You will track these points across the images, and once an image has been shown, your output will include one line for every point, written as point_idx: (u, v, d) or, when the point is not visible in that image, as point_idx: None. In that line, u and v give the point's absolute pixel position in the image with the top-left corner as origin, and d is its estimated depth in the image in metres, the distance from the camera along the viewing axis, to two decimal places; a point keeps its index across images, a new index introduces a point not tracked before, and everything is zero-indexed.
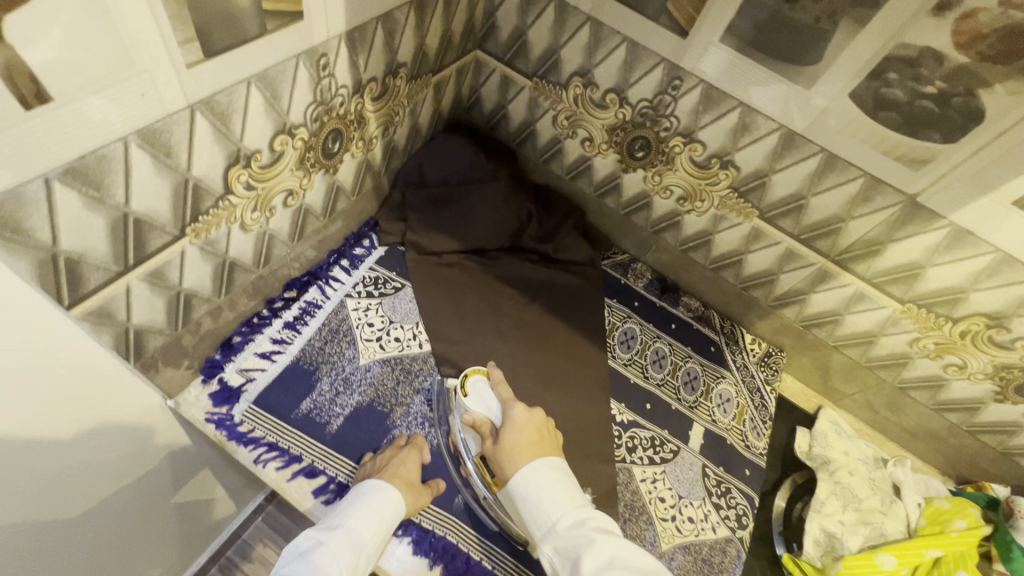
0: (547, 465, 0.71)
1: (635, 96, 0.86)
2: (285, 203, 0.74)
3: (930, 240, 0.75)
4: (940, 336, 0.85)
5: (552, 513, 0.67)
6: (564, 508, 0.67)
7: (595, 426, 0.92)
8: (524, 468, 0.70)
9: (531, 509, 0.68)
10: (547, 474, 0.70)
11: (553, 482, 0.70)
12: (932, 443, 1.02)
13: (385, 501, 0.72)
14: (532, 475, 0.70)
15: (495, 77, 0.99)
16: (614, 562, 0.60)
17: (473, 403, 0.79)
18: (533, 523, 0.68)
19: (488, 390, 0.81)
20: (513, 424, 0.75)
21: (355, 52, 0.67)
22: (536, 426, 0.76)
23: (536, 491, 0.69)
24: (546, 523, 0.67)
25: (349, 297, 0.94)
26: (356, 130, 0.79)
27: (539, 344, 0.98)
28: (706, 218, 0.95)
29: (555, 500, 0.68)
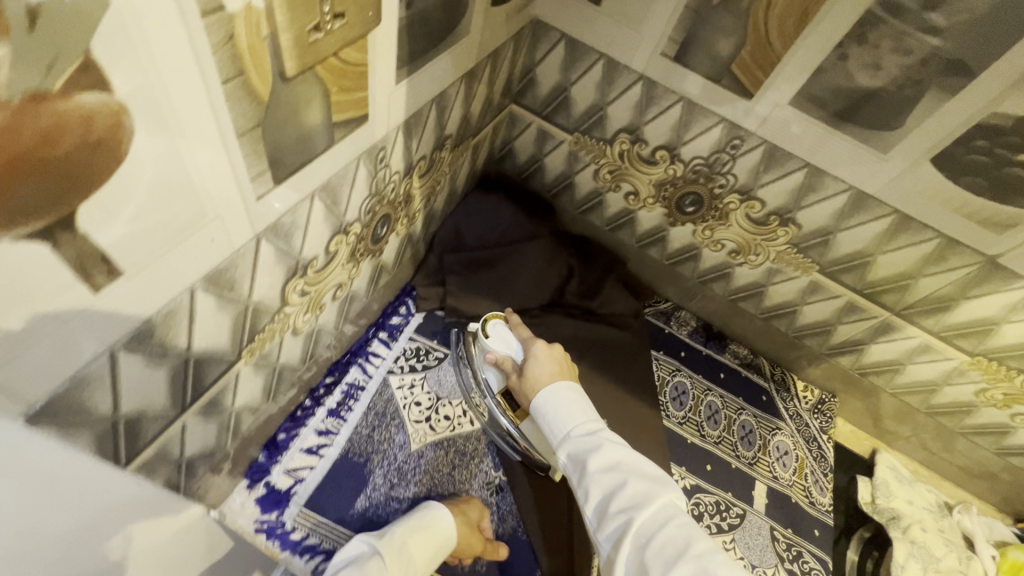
0: (568, 386, 0.64)
1: (688, 153, 0.82)
2: (333, 296, 0.68)
3: (1007, 298, 0.73)
4: (1011, 387, 0.83)
5: (567, 419, 0.60)
6: (580, 415, 0.61)
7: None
8: (542, 390, 0.65)
9: (548, 417, 0.62)
10: (567, 393, 0.63)
11: (574, 395, 0.63)
12: (993, 484, 1.00)
13: (433, 519, 0.72)
14: (553, 393, 0.63)
15: (531, 130, 0.94)
16: (622, 465, 0.54)
17: (494, 343, 0.75)
18: (547, 431, 0.62)
19: (509, 331, 0.77)
20: (537, 355, 0.70)
21: (410, 137, 0.62)
22: (556, 359, 0.69)
23: (555, 401, 0.62)
24: (560, 428, 0.61)
25: (392, 375, 0.88)
26: (403, 210, 0.73)
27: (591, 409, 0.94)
28: (759, 270, 0.91)
29: (572, 406, 0.61)
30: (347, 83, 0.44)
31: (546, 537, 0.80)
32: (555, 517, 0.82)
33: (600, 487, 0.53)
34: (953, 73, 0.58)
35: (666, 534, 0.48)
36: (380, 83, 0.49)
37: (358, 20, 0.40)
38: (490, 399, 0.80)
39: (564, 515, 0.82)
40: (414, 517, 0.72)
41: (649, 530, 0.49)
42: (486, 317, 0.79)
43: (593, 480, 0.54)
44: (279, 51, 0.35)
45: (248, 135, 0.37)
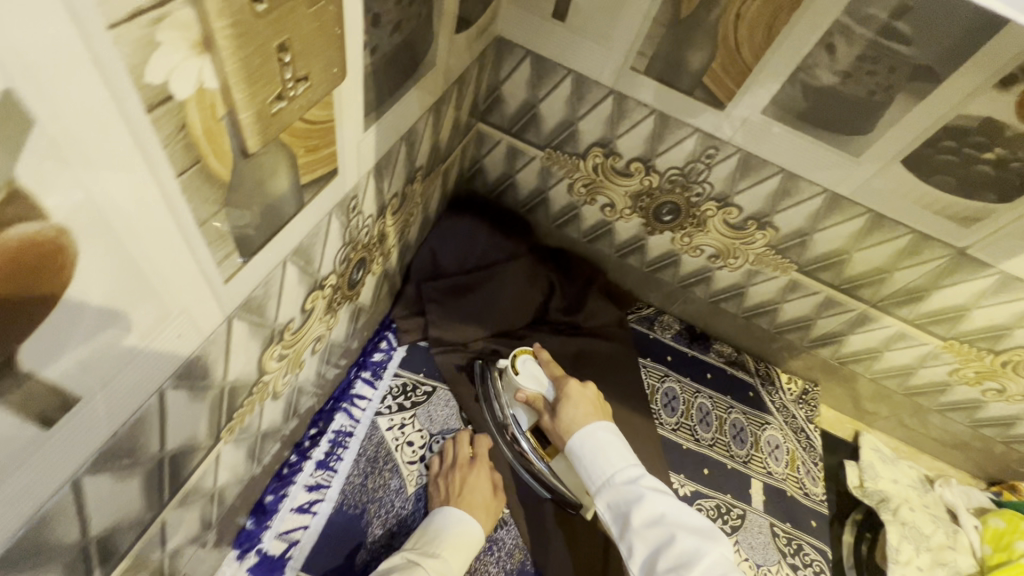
0: (604, 429, 0.68)
1: (663, 164, 0.81)
2: (312, 350, 0.64)
3: (977, 286, 0.76)
4: (981, 365, 0.87)
5: (606, 468, 0.64)
6: (617, 463, 0.64)
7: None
8: (578, 434, 0.68)
9: (586, 465, 0.66)
10: (603, 436, 0.67)
11: (609, 440, 0.67)
12: (968, 454, 1.05)
13: (463, 522, 0.74)
14: (589, 436, 0.67)
15: (500, 148, 0.91)
16: (665, 519, 0.58)
17: (524, 380, 0.78)
18: (585, 476, 0.66)
19: (539, 368, 0.80)
20: (570, 396, 0.73)
21: (381, 179, 0.58)
22: (590, 399, 0.72)
23: (590, 447, 0.66)
24: (599, 476, 0.64)
25: (380, 416, 0.84)
26: (377, 250, 0.69)
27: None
28: (739, 273, 0.92)
29: (610, 454, 0.65)
30: (314, 142, 0.40)
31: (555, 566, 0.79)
32: (561, 546, 0.81)
33: (645, 541, 0.58)
34: (919, 78, 0.59)
35: None
36: (348, 135, 0.45)
37: (322, 78, 0.36)
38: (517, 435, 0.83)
39: (569, 541, 0.82)
40: (445, 527, 0.73)
41: None
42: (514, 354, 0.81)
43: (638, 534, 0.58)
44: (238, 129, 0.30)
45: (209, 221, 0.33)
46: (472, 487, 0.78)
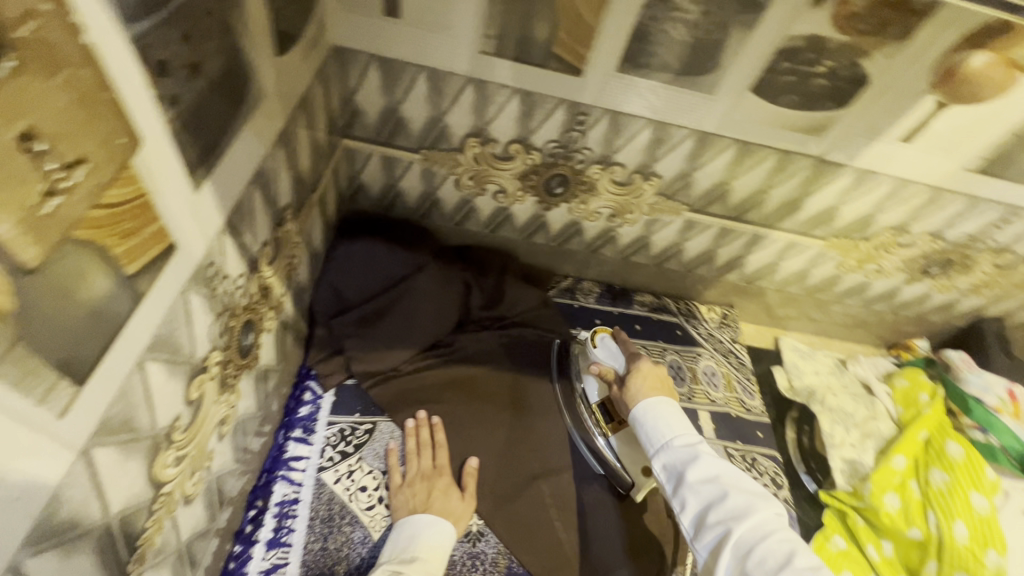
0: (665, 399, 0.72)
1: (540, 140, 0.80)
2: (220, 436, 0.57)
3: (839, 186, 0.83)
4: (860, 253, 0.96)
5: (664, 430, 0.69)
6: (676, 429, 0.69)
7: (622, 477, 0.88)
8: (643, 400, 0.73)
9: (645, 427, 0.71)
10: (664, 406, 0.72)
11: (668, 408, 0.71)
12: (868, 330, 1.17)
13: (441, 524, 0.72)
14: (651, 404, 0.72)
15: (375, 160, 0.86)
16: (719, 478, 0.63)
17: (600, 354, 0.86)
18: (643, 438, 0.71)
19: (617, 345, 0.87)
20: (637, 368, 0.79)
21: (240, 234, 0.52)
22: (659, 376, 0.77)
23: (650, 411, 0.71)
24: (656, 438, 0.69)
25: (324, 471, 0.79)
26: (264, 306, 0.63)
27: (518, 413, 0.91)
28: (639, 225, 0.94)
29: (670, 421, 0.69)
30: (127, 225, 0.34)
31: (541, 562, 0.78)
32: (549, 543, 0.80)
33: (698, 496, 0.62)
34: (746, 11, 0.62)
35: (765, 547, 0.56)
36: (174, 202, 0.39)
37: (103, 153, 0.30)
38: (585, 409, 0.89)
39: (553, 534, 0.81)
40: (420, 521, 0.72)
41: (748, 540, 0.58)
42: (595, 330, 0.90)
43: (692, 490, 0.63)
44: (2, 247, 0.25)
45: (5, 359, 0.27)
46: (441, 495, 0.77)
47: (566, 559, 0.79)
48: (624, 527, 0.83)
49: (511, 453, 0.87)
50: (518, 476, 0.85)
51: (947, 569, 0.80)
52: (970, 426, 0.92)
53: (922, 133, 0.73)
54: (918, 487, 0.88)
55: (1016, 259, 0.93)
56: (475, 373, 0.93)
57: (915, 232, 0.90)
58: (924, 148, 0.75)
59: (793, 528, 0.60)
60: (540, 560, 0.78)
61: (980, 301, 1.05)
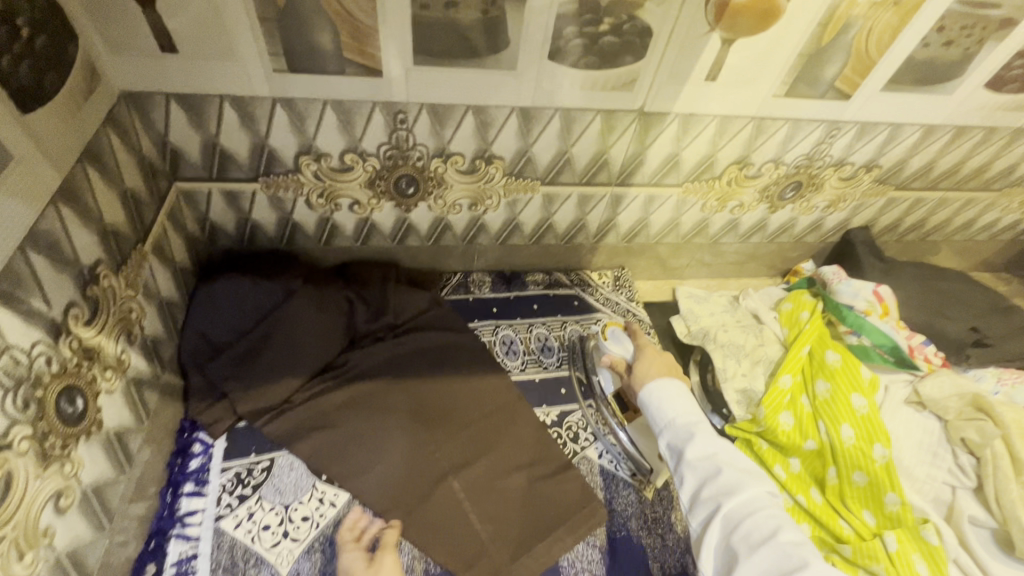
0: (672, 382, 0.76)
1: (371, 146, 0.80)
2: (59, 511, 0.55)
3: (670, 133, 0.86)
4: (718, 192, 0.99)
5: (669, 411, 0.73)
6: (681, 410, 0.72)
7: (537, 457, 0.90)
8: (648, 382, 0.77)
9: (651, 406, 0.75)
10: (672, 388, 0.75)
11: (676, 390, 0.75)
12: (756, 263, 1.22)
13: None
14: (660, 385, 0.76)
15: (216, 197, 0.84)
16: (715, 458, 0.67)
17: (611, 347, 0.91)
18: (649, 417, 0.75)
19: (627, 337, 0.91)
20: (645, 353, 0.84)
21: (23, 302, 0.50)
22: (666, 361, 0.81)
23: (657, 393, 0.75)
24: (661, 417, 0.73)
25: (222, 519, 0.77)
26: (93, 368, 0.61)
27: (424, 415, 0.91)
28: (502, 209, 0.95)
29: (675, 402, 0.73)
30: None
31: (459, 556, 0.79)
32: (464, 534, 0.81)
33: (694, 473, 0.67)
34: None
35: (751, 521, 0.63)
36: None
37: None
38: (603, 402, 0.95)
39: (469, 525, 0.82)
40: None
41: (736, 514, 0.64)
42: (607, 326, 0.95)
43: (691, 467, 0.67)
44: None
45: None
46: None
47: (482, 546, 0.80)
48: (541, 503, 0.85)
49: (419, 456, 0.86)
50: (429, 478, 0.85)
51: (844, 470, 0.87)
52: (846, 332, 0.98)
53: (722, 71, 0.77)
54: (808, 401, 0.93)
55: (856, 169, 0.99)
56: (373, 385, 0.92)
57: (757, 162, 0.94)
58: (730, 84, 0.79)
59: (779, 505, 0.66)
60: (457, 553, 0.79)
61: (843, 215, 1.11)
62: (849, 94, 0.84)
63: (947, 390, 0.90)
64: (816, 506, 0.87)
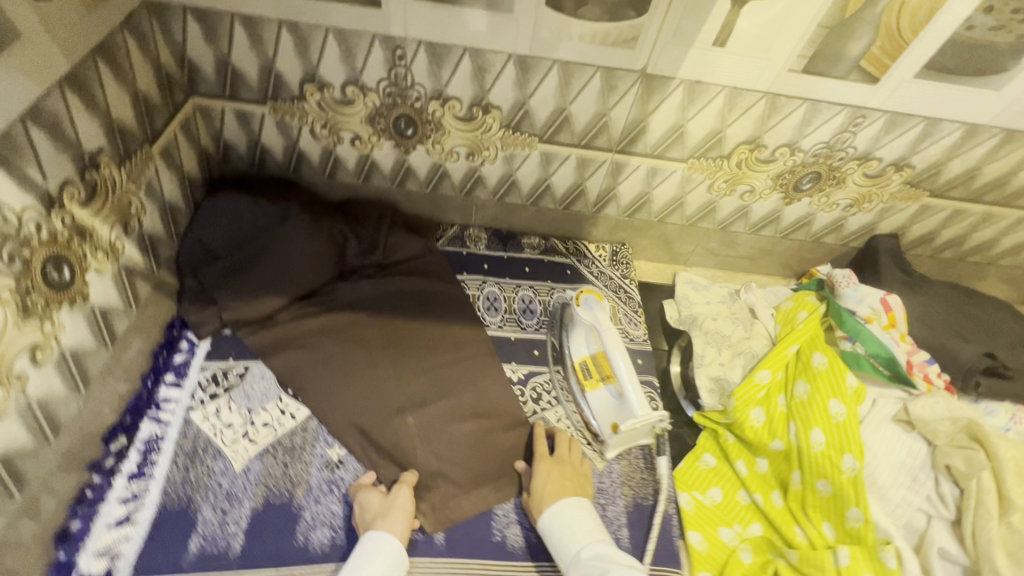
0: (570, 505, 0.76)
1: (371, 80, 0.82)
2: (35, 362, 0.62)
3: (675, 100, 0.83)
4: (726, 173, 0.95)
5: (572, 544, 0.72)
6: (586, 540, 0.73)
7: (493, 410, 0.91)
8: (549, 509, 0.76)
9: (555, 541, 0.74)
10: (567, 512, 0.75)
11: (573, 516, 0.75)
12: (768, 259, 1.16)
13: (371, 534, 0.72)
14: (557, 513, 0.75)
15: (229, 116, 0.89)
16: None
17: (583, 313, 0.91)
18: (555, 552, 0.74)
19: (601, 307, 0.90)
20: (536, 470, 0.82)
21: (18, 166, 0.56)
22: (563, 475, 0.81)
23: (559, 523, 0.74)
24: (567, 551, 0.72)
25: (193, 411, 0.83)
26: (84, 244, 0.67)
27: (393, 351, 0.93)
28: (499, 162, 0.95)
29: (576, 532, 0.73)
30: None
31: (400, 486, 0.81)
32: (409, 467, 0.83)
33: None
34: None
35: None
36: None
37: None
38: (570, 367, 0.95)
39: (417, 459, 0.84)
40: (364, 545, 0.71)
41: None
42: (582, 291, 0.93)
43: None
44: None
45: None
46: (361, 509, 0.76)
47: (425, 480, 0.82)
48: (488, 453, 0.87)
49: (381, 388, 0.89)
50: (387, 408, 0.87)
51: (809, 476, 0.83)
52: (842, 338, 0.92)
53: (731, 37, 0.73)
54: (785, 400, 0.89)
55: (884, 167, 0.92)
56: (349, 316, 0.95)
57: (770, 145, 0.89)
58: (741, 52, 0.75)
59: None
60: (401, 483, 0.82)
61: (868, 217, 1.03)
62: (877, 78, 0.77)
63: (939, 412, 0.82)
64: (774, 510, 0.84)
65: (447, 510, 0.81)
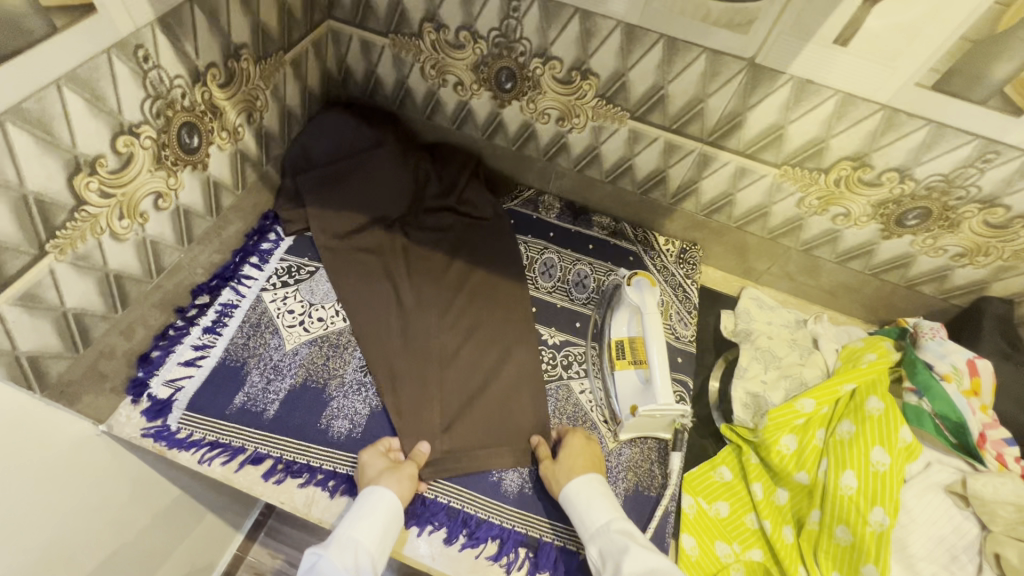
0: (597, 479, 0.79)
1: (484, 28, 0.87)
2: (156, 206, 0.74)
3: (780, 98, 0.79)
4: (821, 189, 0.89)
5: (599, 514, 0.74)
6: (612, 513, 0.75)
7: (519, 369, 0.92)
8: (576, 477, 0.78)
9: (579, 509, 0.75)
10: (596, 486, 0.77)
11: (600, 491, 0.77)
12: (851, 296, 1.07)
13: (374, 494, 0.73)
14: (585, 483, 0.77)
15: (355, 43, 0.99)
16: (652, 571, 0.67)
17: (633, 293, 0.90)
18: (575, 521, 0.76)
19: (652, 292, 0.89)
20: (567, 441, 0.84)
21: (178, 39, 0.67)
22: (592, 454, 0.82)
23: (586, 492, 0.76)
24: (592, 521, 0.74)
25: (265, 292, 0.93)
26: (214, 121, 0.79)
27: (432, 302, 0.95)
28: (587, 132, 0.97)
29: (603, 507, 0.75)
30: None
31: (408, 433, 0.83)
32: (426, 415, 0.85)
33: None
34: None
35: None
36: None
37: None
38: (605, 345, 0.94)
39: (429, 410, 0.86)
40: (365, 500, 0.73)
41: None
42: (635, 273, 0.92)
43: None
44: None
45: None
46: (366, 466, 0.77)
47: (432, 433, 0.83)
48: (502, 419, 0.87)
49: (411, 333, 0.91)
50: (414, 355, 0.90)
51: (829, 519, 0.76)
52: (908, 390, 0.84)
53: (856, 36, 0.69)
54: (824, 436, 0.82)
55: (1011, 217, 0.81)
56: (392, 257, 0.98)
57: (877, 166, 0.82)
58: (862, 55, 0.70)
59: None
60: (407, 429, 0.83)
61: (979, 273, 0.92)
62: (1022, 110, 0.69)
63: (1003, 494, 0.72)
64: (781, 542, 0.79)
65: (445, 463, 0.82)
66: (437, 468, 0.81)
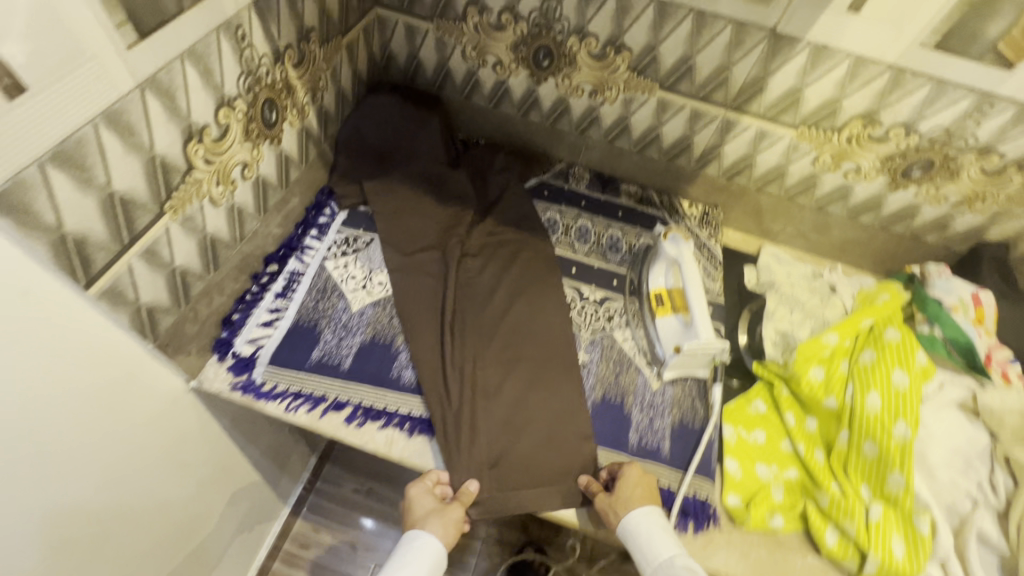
0: (656, 512, 0.79)
1: (525, 9, 0.95)
2: (242, 176, 0.82)
3: (797, 63, 0.88)
4: (833, 147, 0.99)
5: (660, 549, 0.75)
6: (671, 550, 0.76)
7: (564, 375, 0.93)
8: (637, 509, 0.78)
9: (639, 543, 0.76)
10: (657, 520, 0.78)
11: (659, 525, 0.78)
12: (860, 249, 1.16)
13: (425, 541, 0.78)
14: (645, 516, 0.78)
15: (400, 28, 1.06)
16: None
17: (669, 246, 1.00)
18: (635, 553, 0.76)
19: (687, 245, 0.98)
20: (626, 474, 0.83)
21: (266, 20, 0.75)
22: (648, 483, 0.83)
23: (647, 526, 0.77)
24: (654, 556, 0.75)
25: (327, 260, 1.00)
26: (288, 98, 0.86)
27: (475, 334, 0.94)
28: (618, 104, 1.05)
29: (662, 543, 0.76)
30: None
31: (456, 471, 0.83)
32: (473, 449, 0.84)
33: None
34: None
35: None
36: None
37: None
38: (644, 297, 1.03)
39: (475, 444, 0.85)
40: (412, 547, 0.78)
41: None
42: (669, 232, 1.01)
43: None
44: None
45: None
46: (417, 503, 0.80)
47: (481, 469, 0.83)
48: (549, 440, 0.87)
49: (456, 369, 0.89)
50: (458, 388, 0.88)
51: (857, 437, 0.85)
52: (921, 321, 0.95)
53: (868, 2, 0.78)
54: (848, 365, 0.91)
55: (1005, 164, 0.91)
56: (440, 286, 0.98)
57: (885, 122, 0.92)
58: (871, 19, 0.80)
59: None
60: (456, 465, 0.83)
61: (977, 219, 1.02)
62: (1013, 63, 0.78)
63: (1009, 404, 0.82)
64: (814, 462, 0.87)
65: (493, 502, 0.82)
66: (484, 508, 0.82)
